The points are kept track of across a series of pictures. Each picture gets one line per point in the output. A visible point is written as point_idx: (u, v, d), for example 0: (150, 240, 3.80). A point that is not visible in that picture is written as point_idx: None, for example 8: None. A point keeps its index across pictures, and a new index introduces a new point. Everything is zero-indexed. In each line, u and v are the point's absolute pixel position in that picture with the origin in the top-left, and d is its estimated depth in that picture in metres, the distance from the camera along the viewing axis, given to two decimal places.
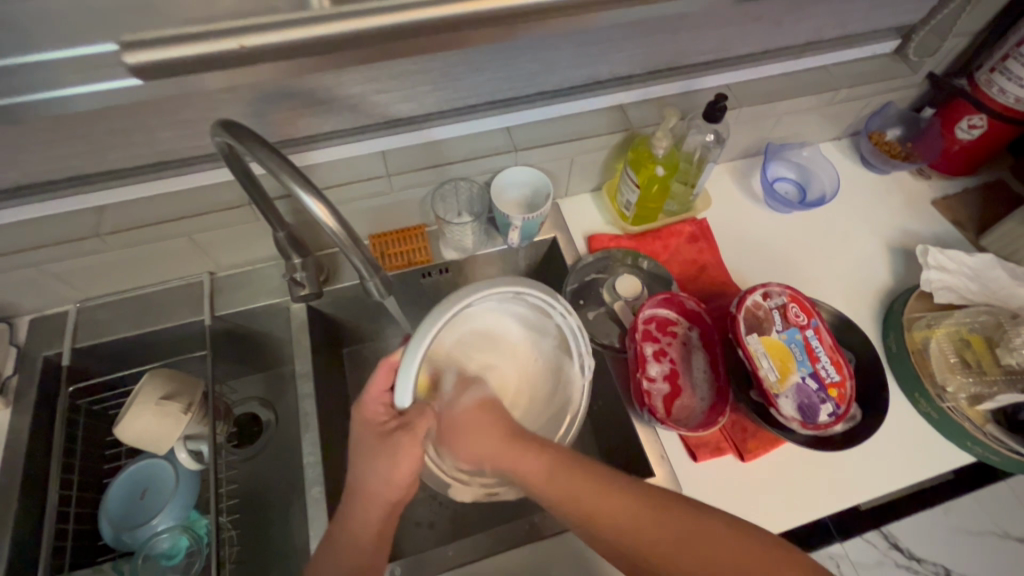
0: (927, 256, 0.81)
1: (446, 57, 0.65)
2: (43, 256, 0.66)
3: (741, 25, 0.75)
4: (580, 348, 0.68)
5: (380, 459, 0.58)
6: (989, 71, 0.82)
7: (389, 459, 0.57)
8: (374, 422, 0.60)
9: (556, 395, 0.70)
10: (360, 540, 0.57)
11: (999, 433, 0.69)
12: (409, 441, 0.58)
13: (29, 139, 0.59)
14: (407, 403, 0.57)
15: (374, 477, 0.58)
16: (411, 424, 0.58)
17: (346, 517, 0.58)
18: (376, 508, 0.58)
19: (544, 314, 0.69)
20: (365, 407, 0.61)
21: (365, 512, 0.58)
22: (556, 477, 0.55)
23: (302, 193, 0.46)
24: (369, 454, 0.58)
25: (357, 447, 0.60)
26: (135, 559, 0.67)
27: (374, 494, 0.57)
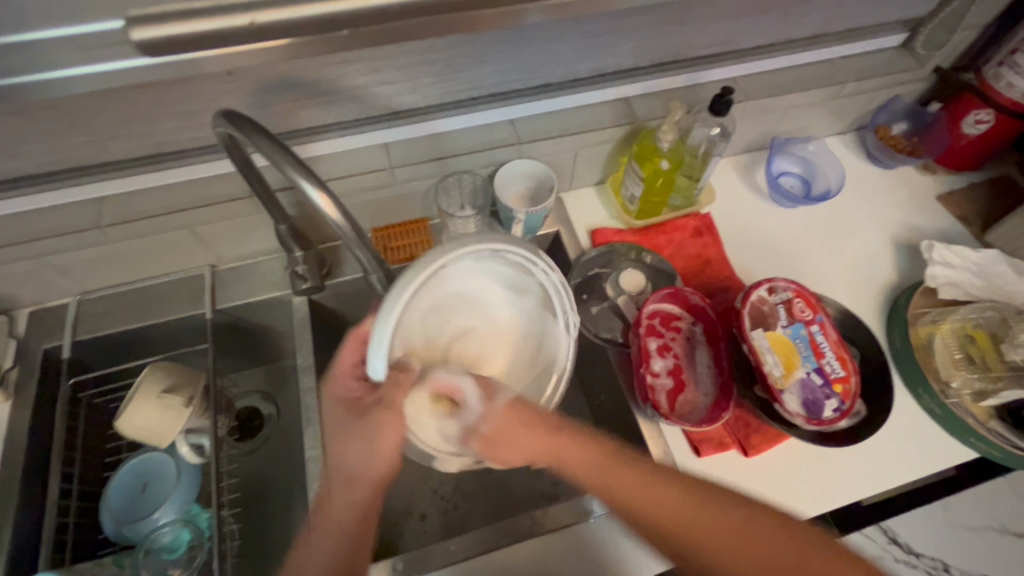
0: (933, 251, 0.81)
1: (450, 48, 0.64)
2: (43, 247, 0.65)
3: (749, 17, 0.74)
4: (564, 307, 0.64)
5: (356, 434, 0.58)
6: (997, 65, 0.82)
7: (371, 435, 0.58)
8: (347, 398, 0.60)
9: (541, 354, 0.66)
10: (345, 522, 0.57)
11: (1002, 429, 0.70)
12: (388, 416, 0.58)
13: (28, 129, 0.58)
14: (381, 373, 0.51)
15: (355, 456, 0.58)
16: (389, 401, 0.58)
17: (326, 499, 0.58)
18: (358, 487, 0.58)
19: (524, 271, 0.63)
20: (336, 381, 0.60)
21: (354, 494, 0.58)
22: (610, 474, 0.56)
23: (304, 183, 0.46)
24: (347, 430, 0.59)
25: (332, 426, 0.60)
26: (136, 554, 0.66)
27: (357, 473, 0.58)
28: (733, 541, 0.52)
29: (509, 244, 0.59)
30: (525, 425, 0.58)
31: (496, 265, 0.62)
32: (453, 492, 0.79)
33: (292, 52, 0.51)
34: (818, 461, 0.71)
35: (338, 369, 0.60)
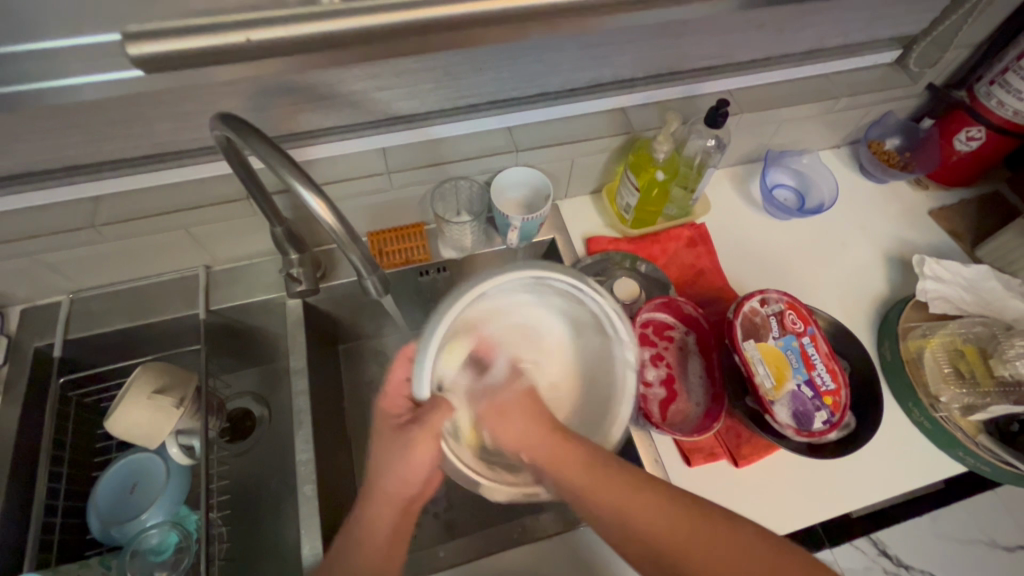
0: (924, 266, 0.82)
1: (448, 56, 0.65)
2: (38, 246, 0.65)
3: (745, 31, 0.75)
4: (619, 330, 0.60)
5: (395, 456, 0.58)
6: (988, 83, 0.83)
7: (403, 456, 0.58)
8: (389, 416, 0.61)
9: (605, 390, 0.61)
10: (369, 544, 0.56)
11: (991, 444, 0.71)
12: (423, 435, 0.56)
13: (26, 129, 0.58)
14: (424, 394, 0.56)
15: (389, 476, 0.59)
16: (425, 420, 0.57)
17: (358, 518, 0.58)
18: (389, 505, 0.59)
19: (575, 302, 0.63)
20: (389, 401, 0.61)
21: (380, 512, 0.58)
22: (596, 476, 0.54)
23: (301, 188, 0.46)
24: (385, 447, 0.59)
25: (374, 444, 0.61)
26: (122, 556, 0.65)
27: (389, 492, 0.59)
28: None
29: (552, 270, 0.60)
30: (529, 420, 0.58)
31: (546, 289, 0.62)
32: (442, 497, 0.79)
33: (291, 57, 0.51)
34: (808, 471, 0.72)
35: (387, 387, 0.63)
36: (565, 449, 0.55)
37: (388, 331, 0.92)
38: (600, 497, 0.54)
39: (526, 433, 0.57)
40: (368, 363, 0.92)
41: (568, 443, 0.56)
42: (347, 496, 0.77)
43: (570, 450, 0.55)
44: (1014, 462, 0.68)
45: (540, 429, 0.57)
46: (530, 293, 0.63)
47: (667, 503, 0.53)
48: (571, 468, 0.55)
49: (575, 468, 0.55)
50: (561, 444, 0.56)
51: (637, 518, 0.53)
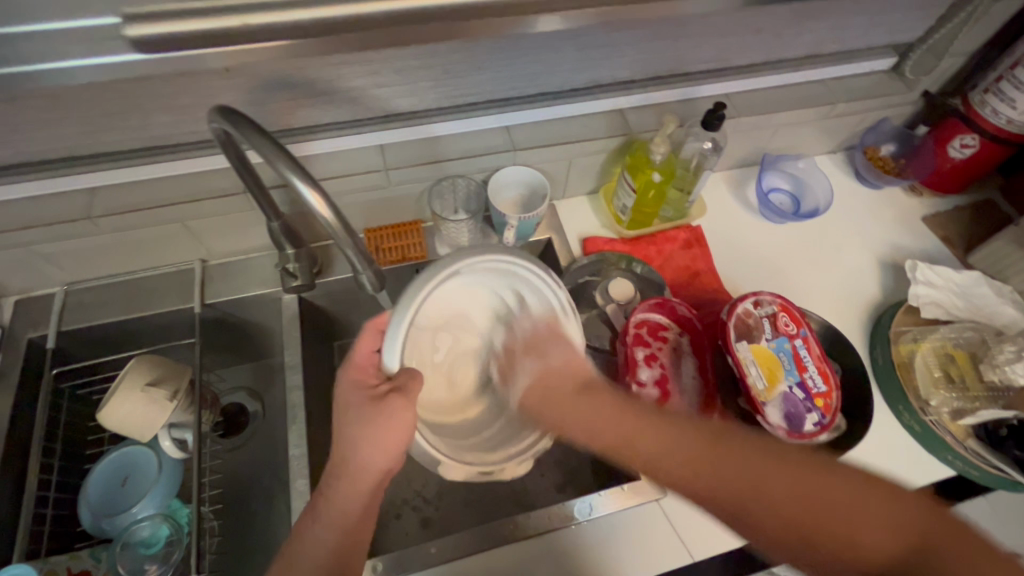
0: (916, 271, 0.83)
1: (447, 53, 0.65)
2: (34, 236, 0.65)
3: (743, 35, 0.76)
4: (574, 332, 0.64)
5: (365, 422, 0.57)
6: (982, 91, 0.84)
7: (378, 425, 0.57)
8: (363, 384, 0.60)
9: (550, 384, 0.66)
10: (342, 514, 0.57)
11: (979, 447, 0.71)
12: (401, 405, 0.57)
13: (22, 119, 0.58)
14: (394, 363, 0.57)
15: (364, 449, 0.58)
16: (404, 388, 0.57)
17: (333, 488, 0.58)
18: (362, 482, 0.58)
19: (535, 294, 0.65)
20: (358, 368, 0.61)
21: (355, 483, 0.58)
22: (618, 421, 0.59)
23: (298, 182, 0.46)
24: (358, 418, 0.58)
25: (343, 413, 0.59)
26: (113, 548, 0.65)
27: (363, 466, 0.58)
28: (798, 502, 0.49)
29: (521, 261, 0.62)
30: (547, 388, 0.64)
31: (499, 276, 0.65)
32: (435, 494, 0.79)
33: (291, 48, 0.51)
34: None
35: (356, 357, 0.62)
36: (584, 403, 0.62)
37: None
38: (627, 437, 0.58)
39: (551, 397, 0.63)
40: None
41: (589, 398, 0.62)
42: None
43: (598, 400, 0.62)
44: (1002, 466, 0.68)
45: (560, 392, 0.63)
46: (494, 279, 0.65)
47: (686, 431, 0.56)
48: (597, 414, 0.61)
49: (606, 416, 0.60)
50: (582, 398, 0.62)
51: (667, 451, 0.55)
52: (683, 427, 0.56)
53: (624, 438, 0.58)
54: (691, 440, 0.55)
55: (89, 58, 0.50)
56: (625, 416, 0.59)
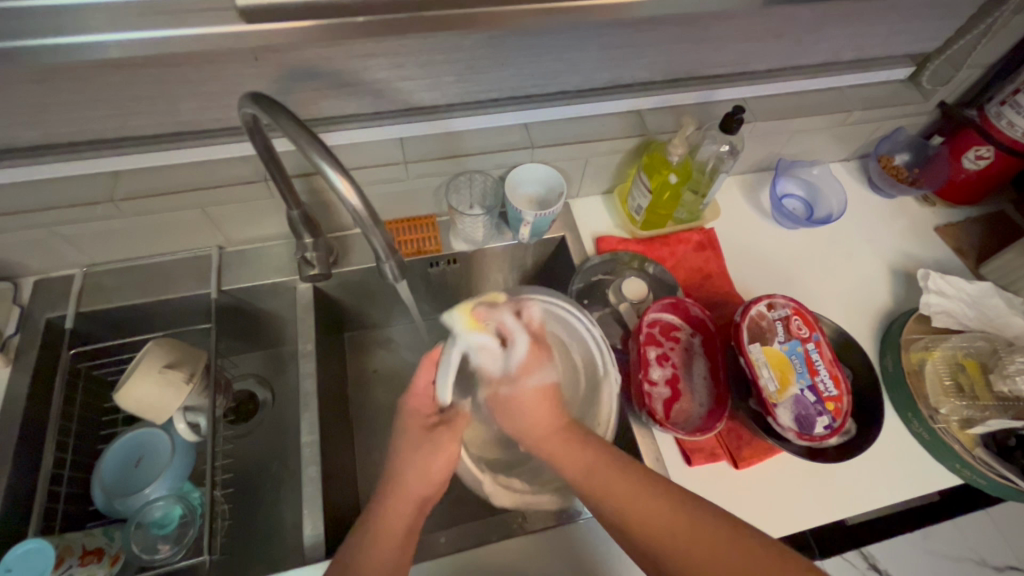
0: (928, 280, 0.83)
1: (472, 49, 0.66)
2: (55, 217, 0.66)
3: (763, 40, 0.76)
4: (605, 366, 0.69)
5: (414, 453, 0.64)
6: (999, 104, 0.84)
7: (426, 454, 0.63)
8: (419, 416, 0.67)
9: (583, 422, 0.68)
10: (388, 534, 0.58)
11: (987, 457, 0.71)
12: (448, 437, 0.65)
13: (53, 101, 0.59)
14: (447, 398, 0.67)
15: (409, 472, 0.63)
16: (450, 423, 0.66)
17: (377, 510, 0.60)
18: (407, 503, 0.61)
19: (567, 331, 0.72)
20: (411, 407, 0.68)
21: (399, 505, 0.60)
22: (592, 467, 0.59)
23: (327, 168, 0.47)
24: (409, 447, 0.64)
25: (400, 440, 0.66)
26: (127, 526, 0.66)
27: (407, 490, 0.62)
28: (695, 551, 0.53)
29: (554, 298, 0.72)
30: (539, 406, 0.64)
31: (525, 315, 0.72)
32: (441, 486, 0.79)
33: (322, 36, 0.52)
34: (808, 476, 0.72)
35: (413, 388, 0.69)
36: (561, 438, 0.62)
37: (396, 320, 0.93)
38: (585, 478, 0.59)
39: (540, 417, 0.63)
40: (373, 352, 0.93)
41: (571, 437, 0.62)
42: (349, 480, 0.78)
43: (575, 441, 0.61)
44: (1010, 475, 0.69)
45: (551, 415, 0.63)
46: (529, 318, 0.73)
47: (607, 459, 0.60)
48: (575, 454, 0.61)
49: (575, 457, 0.60)
50: (571, 433, 0.62)
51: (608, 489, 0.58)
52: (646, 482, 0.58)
53: (592, 473, 0.59)
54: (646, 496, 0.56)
55: (112, 34, 0.50)
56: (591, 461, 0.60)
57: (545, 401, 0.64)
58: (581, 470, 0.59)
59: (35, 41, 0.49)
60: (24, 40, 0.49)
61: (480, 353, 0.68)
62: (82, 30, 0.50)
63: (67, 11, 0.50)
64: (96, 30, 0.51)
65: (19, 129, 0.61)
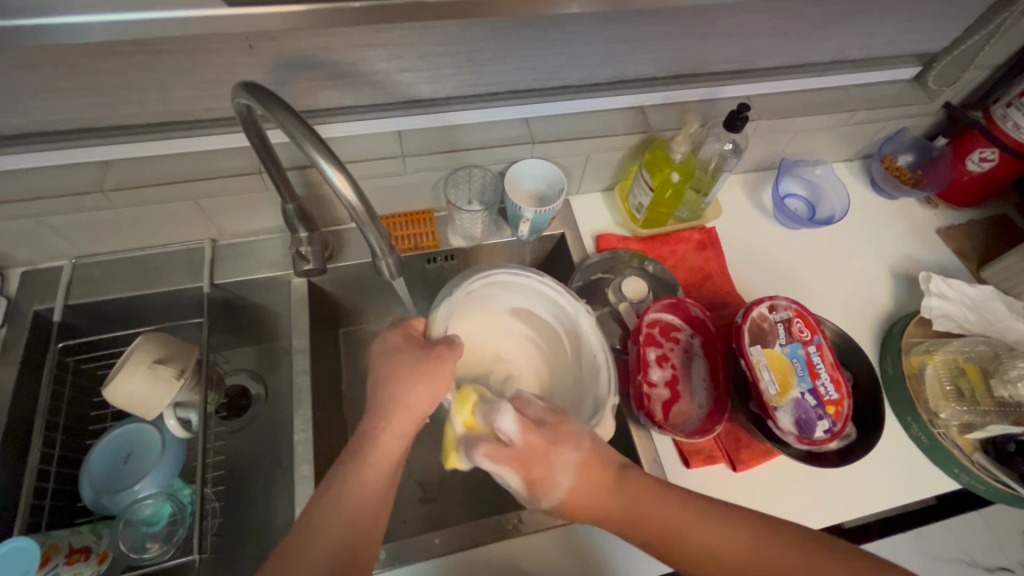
0: (930, 283, 0.83)
1: (473, 41, 0.64)
2: (43, 207, 0.64)
3: (770, 37, 0.75)
4: (572, 301, 0.69)
5: (407, 363, 0.60)
6: (1005, 105, 0.83)
7: (421, 376, 0.59)
8: (409, 338, 0.63)
9: (582, 365, 0.68)
10: (383, 457, 0.56)
11: (987, 462, 0.71)
12: (446, 356, 0.60)
13: (40, 88, 0.57)
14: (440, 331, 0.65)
15: (401, 392, 0.58)
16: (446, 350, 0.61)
17: (371, 434, 0.57)
18: (400, 422, 0.58)
19: (525, 293, 0.71)
20: (406, 327, 0.64)
21: (398, 427, 0.57)
22: (668, 523, 0.54)
23: (323, 163, 0.45)
24: (404, 366, 0.60)
25: (392, 357, 0.61)
26: (116, 524, 0.65)
27: (397, 408, 0.58)
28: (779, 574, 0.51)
29: (493, 274, 0.69)
30: (595, 479, 0.55)
31: (497, 290, 0.71)
32: (436, 485, 0.79)
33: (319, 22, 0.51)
34: (805, 479, 0.72)
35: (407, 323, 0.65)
36: (628, 500, 0.55)
37: (391, 316, 0.92)
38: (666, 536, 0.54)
39: (597, 487, 0.55)
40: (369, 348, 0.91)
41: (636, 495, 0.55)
42: None
43: (643, 500, 0.55)
44: (1010, 482, 0.68)
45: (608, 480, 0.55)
46: (489, 303, 0.72)
47: (678, 506, 0.55)
48: (648, 510, 0.55)
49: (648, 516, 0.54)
50: (632, 491, 0.55)
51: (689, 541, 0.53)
52: (728, 518, 0.54)
53: (678, 536, 0.53)
54: (734, 530, 0.53)
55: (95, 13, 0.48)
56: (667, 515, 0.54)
57: (586, 479, 0.55)
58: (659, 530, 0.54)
59: (20, 20, 0.48)
60: (13, 19, 0.48)
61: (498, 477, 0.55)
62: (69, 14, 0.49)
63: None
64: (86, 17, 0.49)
65: (5, 117, 0.59)
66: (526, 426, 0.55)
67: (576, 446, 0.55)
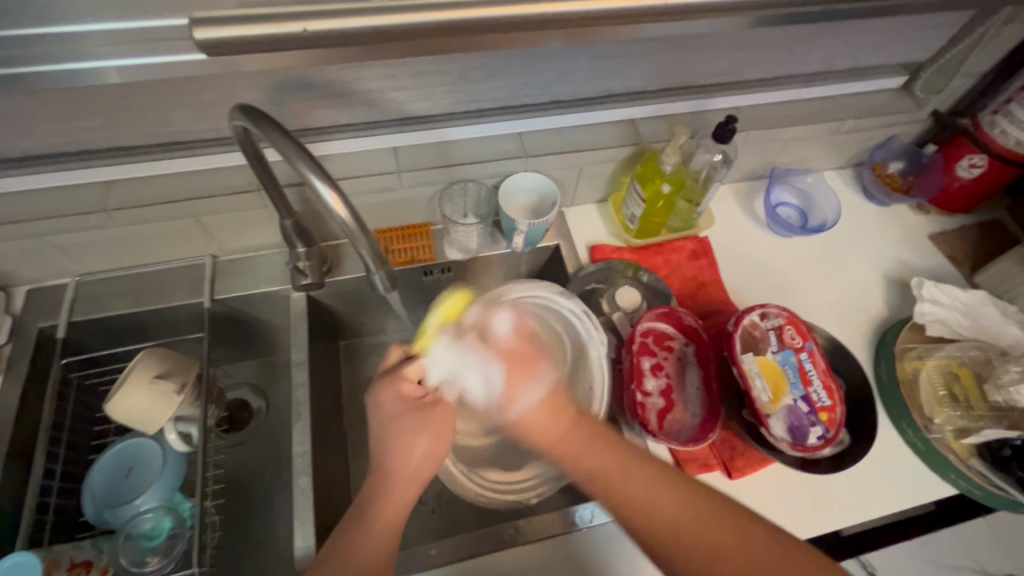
0: (922, 289, 0.83)
1: (464, 60, 0.66)
2: (49, 227, 0.66)
3: (755, 51, 0.77)
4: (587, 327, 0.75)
5: (406, 427, 0.62)
6: (992, 112, 0.84)
7: (419, 435, 0.62)
8: (408, 396, 0.63)
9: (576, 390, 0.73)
10: (389, 525, 0.59)
11: (983, 467, 0.71)
12: (445, 413, 0.64)
13: (43, 112, 0.59)
14: (437, 372, 0.65)
15: (399, 459, 0.61)
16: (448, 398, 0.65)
17: (371, 501, 0.60)
18: (401, 490, 0.61)
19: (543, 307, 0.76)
20: (400, 378, 0.64)
21: (400, 494, 0.60)
22: (614, 472, 0.59)
23: (315, 180, 0.47)
24: (409, 427, 0.62)
25: (392, 422, 0.62)
26: (116, 539, 0.65)
27: (399, 475, 0.61)
28: (721, 546, 0.54)
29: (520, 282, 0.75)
30: (553, 417, 0.63)
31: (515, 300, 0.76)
32: (436, 497, 0.78)
33: (332, 52, 0.50)
34: (801, 485, 0.72)
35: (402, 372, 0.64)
36: (576, 438, 0.62)
37: (389, 328, 0.93)
38: (609, 485, 0.59)
39: (553, 427, 0.62)
40: (368, 360, 0.92)
41: (591, 441, 0.62)
42: (342, 493, 0.78)
43: (598, 449, 0.61)
44: (1006, 485, 0.69)
45: (569, 421, 0.63)
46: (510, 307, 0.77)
47: (641, 473, 0.59)
48: (592, 454, 0.61)
49: (594, 459, 0.61)
50: (586, 431, 0.62)
51: (636, 497, 0.58)
52: (664, 480, 0.59)
53: (624, 483, 0.59)
54: (677, 496, 0.57)
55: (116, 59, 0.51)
56: (614, 461, 0.60)
57: (550, 411, 0.63)
58: (596, 473, 0.60)
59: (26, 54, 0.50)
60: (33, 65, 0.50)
61: (455, 382, 0.65)
62: (85, 50, 0.51)
63: (67, 36, 0.51)
64: (90, 48, 0.51)
65: (12, 140, 0.61)
66: (518, 333, 0.68)
67: (551, 380, 0.65)
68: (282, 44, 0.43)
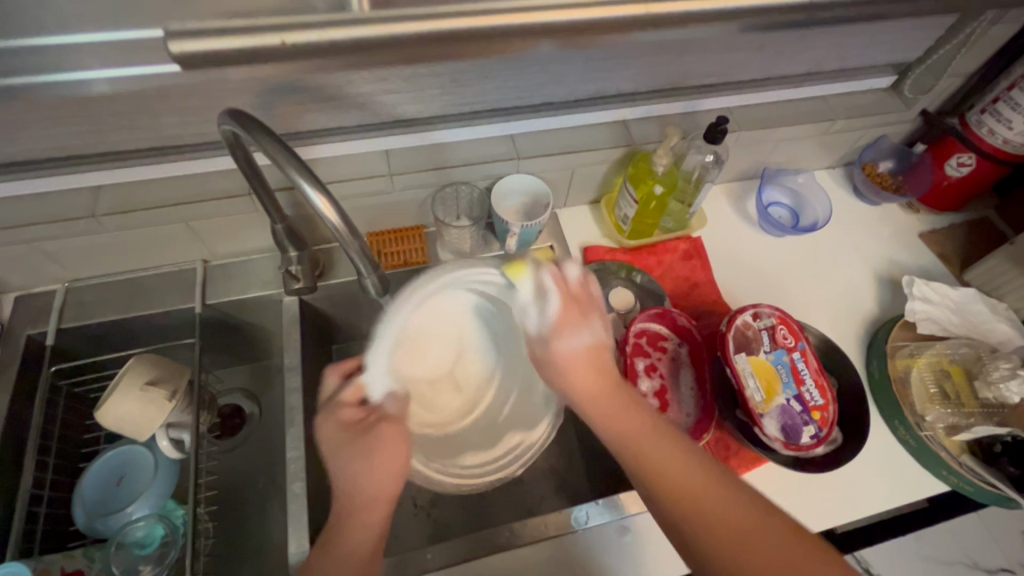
0: (914, 287, 0.84)
1: (455, 64, 0.66)
2: (38, 233, 0.65)
3: (747, 52, 0.77)
4: None
5: (352, 455, 0.61)
6: (980, 111, 0.85)
7: (366, 457, 0.61)
8: (347, 422, 0.62)
9: None
10: (360, 547, 0.58)
11: (975, 464, 0.71)
12: (389, 432, 0.62)
13: (31, 118, 0.58)
14: (379, 393, 0.64)
15: (353, 482, 0.60)
16: (388, 416, 0.64)
17: (340, 526, 0.59)
18: (365, 510, 0.60)
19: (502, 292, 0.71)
20: (339, 406, 0.63)
21: (364, 517, 0.59)
22: (643, 440, 0.58)
23: (305, 185, 0.46)
24: (353, 454, 0.61)
25: (336, 452, 0.61)
26: (107, 548, 0.65)
27: (358, 499, 0.60)
28: (734, 524, 0.53)
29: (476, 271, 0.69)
30: (592, 371, 0.61)
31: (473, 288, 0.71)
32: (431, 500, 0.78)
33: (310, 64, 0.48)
34: (795, 484, 0.73)
35: (339, 398, 0.64)
36: (609, 396, 0.60)
37: None
38: (636, 449, 0.58)
39: (593, 378, 0.61)
40: None
41: (627, 403, 0.61)
42: None
43: (634, 415, 0.60)
44: (997, 482, 0.69)
45: (607, 376, 0.61)
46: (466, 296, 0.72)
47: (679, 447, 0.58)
48: (620, 414, 0.60)
49: (627, 422, 0.59)
50: (627, 397, 0.61)
51: (659, 465, 0.56)
52: (691, 456, 0.57)
53: (647, 447, 0.58)
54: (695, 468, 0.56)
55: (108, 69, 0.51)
56: (647, 428, 0.59)
57: (592, 361, 0.61)
58: (630, 435, 0.58)
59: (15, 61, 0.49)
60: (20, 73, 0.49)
61: (527, 312, 0.64)
62: (76, 59, 0.51)
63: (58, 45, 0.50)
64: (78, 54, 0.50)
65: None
66: (585, 281, 0.64)
67: (603, 334, 0.63)
68: (263, 54, 0.41)
